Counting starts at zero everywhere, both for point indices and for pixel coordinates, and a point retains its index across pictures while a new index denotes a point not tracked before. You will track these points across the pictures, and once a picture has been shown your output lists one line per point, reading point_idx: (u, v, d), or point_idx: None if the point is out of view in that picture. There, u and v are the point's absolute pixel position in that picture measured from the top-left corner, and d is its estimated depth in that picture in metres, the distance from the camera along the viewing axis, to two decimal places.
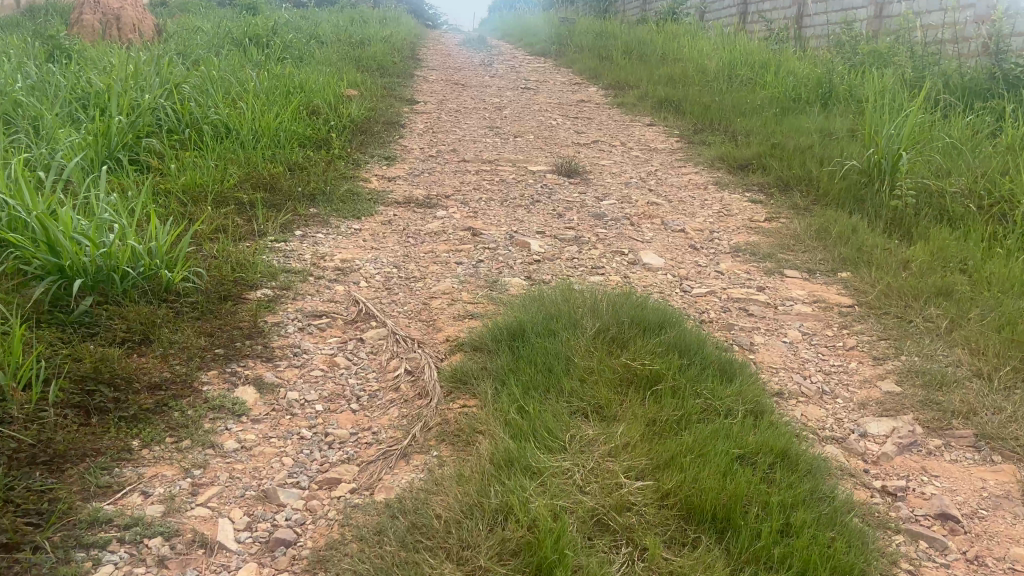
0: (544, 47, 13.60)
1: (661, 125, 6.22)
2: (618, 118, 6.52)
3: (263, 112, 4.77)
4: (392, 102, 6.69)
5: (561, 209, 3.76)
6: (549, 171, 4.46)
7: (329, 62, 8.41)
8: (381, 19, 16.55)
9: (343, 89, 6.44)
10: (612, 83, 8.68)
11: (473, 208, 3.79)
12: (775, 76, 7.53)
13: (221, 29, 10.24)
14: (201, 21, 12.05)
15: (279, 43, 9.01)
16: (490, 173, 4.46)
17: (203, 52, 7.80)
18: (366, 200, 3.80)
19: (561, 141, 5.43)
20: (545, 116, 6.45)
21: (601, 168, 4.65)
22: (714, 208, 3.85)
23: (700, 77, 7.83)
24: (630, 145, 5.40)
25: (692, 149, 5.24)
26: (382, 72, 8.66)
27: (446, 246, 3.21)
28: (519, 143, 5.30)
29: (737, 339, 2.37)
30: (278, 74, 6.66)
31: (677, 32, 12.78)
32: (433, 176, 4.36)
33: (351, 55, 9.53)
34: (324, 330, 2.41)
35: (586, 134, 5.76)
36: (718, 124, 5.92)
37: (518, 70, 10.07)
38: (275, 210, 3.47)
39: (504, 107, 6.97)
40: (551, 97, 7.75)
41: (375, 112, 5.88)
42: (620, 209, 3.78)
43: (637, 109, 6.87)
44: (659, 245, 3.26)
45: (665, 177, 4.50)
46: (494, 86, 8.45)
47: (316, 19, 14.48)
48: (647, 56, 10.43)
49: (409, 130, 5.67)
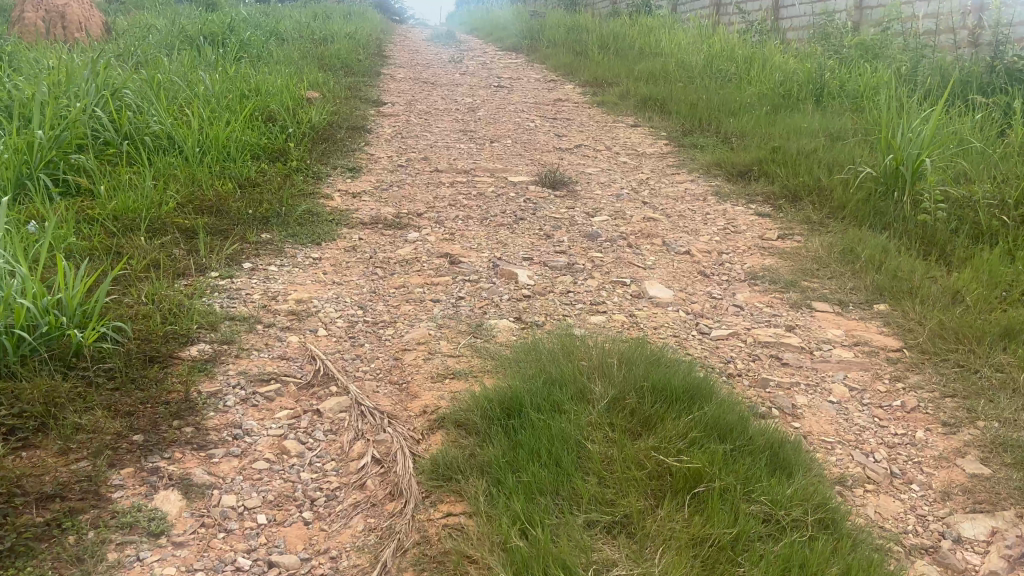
0: (515, 41, 13.13)
1: (646, 125, 5.82)
2: (600, 118, 6.10)
3: (212, 121, 4.28)
4: (357, 105, 6.21)
5: (548, 229, 3.34)
6: (532, 182, 4.03)
7: (288, 60, 7.89)
8: (345, 14, 15.96)
9: (303, 91, 5.94)
10: (589, 80, 8.26)
11: (449, 229, 3.36)
12: (761, 70, 7.16)
13: (176, 26, 9.67)
14: (155, 18, 11.44)
15: (235, 41, 8.46)
16: (466, 185, 4.02)
17: (152, 53, 7.26)
18: (328, 221, 3.34)
19: (541, 146, 5.00)
20: (521, 118, 6.03)
21: (588, 177, 4.23)
22: (719, 224, 3.44)
23: (683, 73, 7.44)
24: (617, 149, 4.99)
25: (684, 154, 4.84)
26: (345, 71, 8.15)
27: (419, 278, 2.77)
28: (496, 149, 4.87)
29: (775, 401, 1.96)
30: (232, 76, 6.14)
31: (652, 25, 12.38)
32: (403, 190, 3.92)
33: (314, 53, 9.02)
34: (273, 400, 1.96)
35: (568, 137, 5.34)
36: (708, 125, 5.52)
37: (490, 67, 9.63)
38: (221, 238, 3.00)
39: (476, 107, 6.52)
40: (526, 96, 7.31)
41: (338, 116, 5.41)
42: (615, 227, 3.37)
43: (619, 107, 6.46)
44: (665, 272, 2.84)
45: (660, 186, 4.09)
46: (465, 84, 7.99)
47: (277, 15, 13.88)
48: (624, 50, 10.03)
49: (376, 136, 5.21)
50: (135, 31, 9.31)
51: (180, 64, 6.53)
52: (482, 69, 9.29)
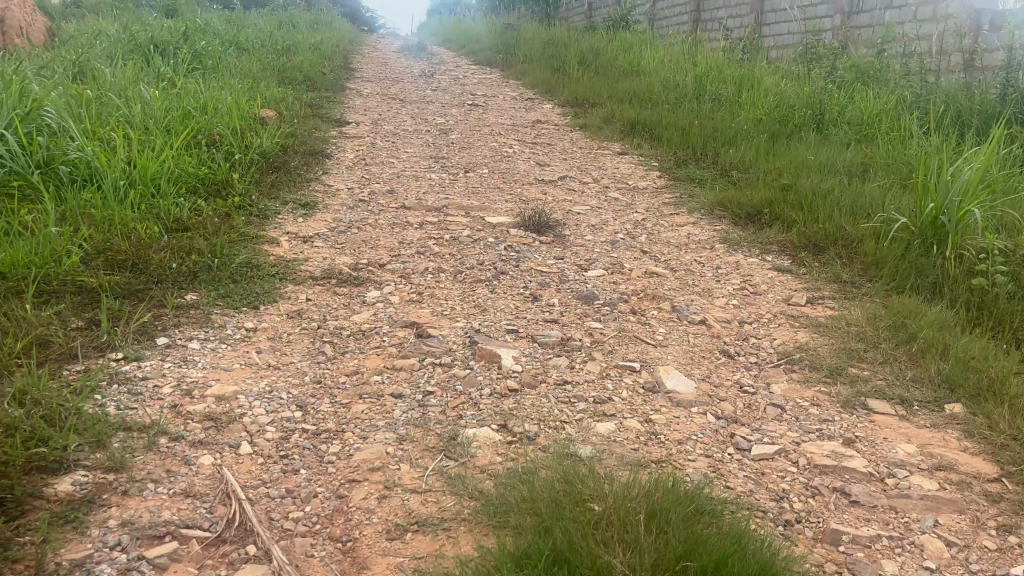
0: (489, 54, 12.65)
1: (634, 153, 5.34)
2: (583, 144, 5.61)
3: (143, 149, 3.70)
4: (317, 126, 5.66)
5: (535, 286, 2.81)
6: (513, 224, 3.51)
7: (245, 74, 7.30)
8: (311, 23, 15.38)
9: (256, 109, 5.37)
10: (568, 100, 7.78)
11: (417, 285, 2.82)
12: (753, 93, 6.75)
13: (127, 33, 9.07)
14: (108, 24, 10.82)
15: (189, 53, 7.87)
16: (437, 226, 3.49)
17: (95, 65, 6.67)
18: (270, 277, 2.79)
19: (521, 177, 4.49)
20: (498, 142, 5.52)
21: (576, 217, 3.73)
22: (735, 282, 2.94)
23: (669, 96, 6.98)
24: (605, 182, 4.49)
25: (680, 189, 4.35)
26: (307, 87, 7.59)
27: (378, 358, 2.22)
28: (471, 181, 4.34)
29: (858, 570, 1.44)
30: (178, 92, 5.56)
31: (632, 40, 11.98)
32: (363, 233, 3.38)
33: (275, 65, 8.47)
34: (167, 569, 1.40)
35: (551, 167, 4.82)
36: (703, 155, 5.05)
37: (463, 83, 9.14)
38: (133, 304, 2.42)
39: (449, 129, 6.00)
40: (502, 116, 6.80)
41: (296, 140, 4.87)
42: (614, 286, 2.85)
43: (603, 130, 5.99)
44: (680, 352, 2.33)
45: (659, 231, 3.59)
46: (436, 102, 7.47)
47: (240, 23, 13.28)
48: (603, 67, 9.61)
49: (336, 163, 4.67)
50: (81, 39, 8.67)
51: (121, 78, 5.92)
52: (455, 86, 8.78)
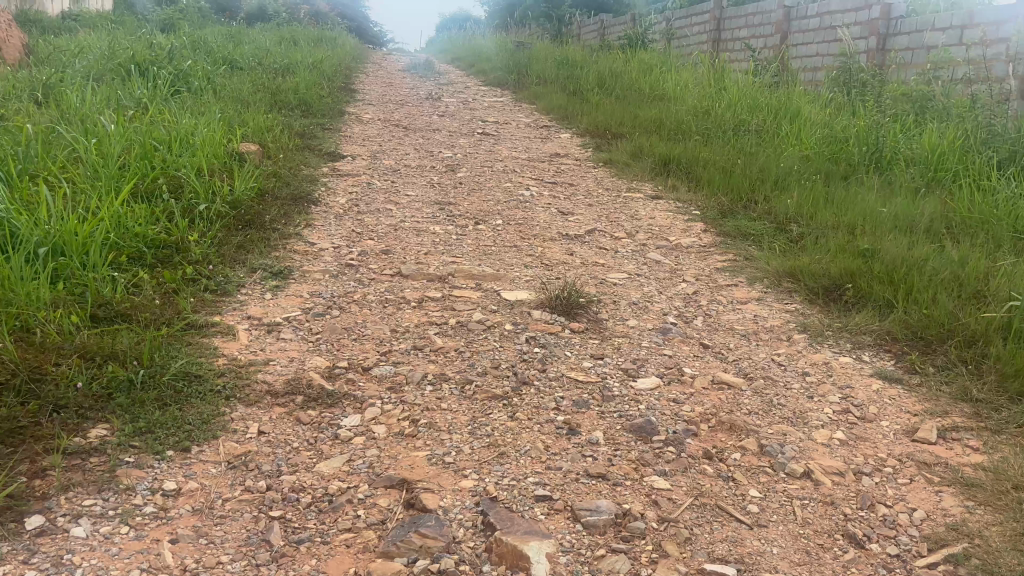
0: (500, 74, 11.99)
1: (669, 197, 4.64)
2: (610, 186, 4.90)
3: (80, 205, 3.00)
4: (305, 163, 4.97)
5: (568, 406, 2.10)
6: (535, 302, 2.81)
7: (233, 100, 6.65)
8: (315, 40, 14.78)
9: (235, 144, 4.69)
10: (588, 130, 7.09)
11: (411, 404, 2.11)
12: (794, 125, 6.08)
13: (112, 51, 8.46)
14: (97, 42, 10.22)
15: (173, 75, 7.22)
16: (440, 305, 2.79)
17: (65, 91, 6.03)
18: (213, 395, 2.08)
19: (541, 231, 3.79)
20: (512, 183, 4.84)
21: (612, 290, 3.02)
22: (832, 401, 2.22)
23: (700, 129, 6.31)
24: (641, 238, 3.77)
25: (731, 249, 3.63)
26: (301, 113, 6.93)
27: (346, 557, 1.50)
28: (482, 237, 3.64)
29: None
30: (148, 122, 4.88)
31: (650, 61, 11.31)
32: (347, 315, 2.67)
33: (267, 87, 7.83)
34: None
35: (575, 217, 4.12)
36: (752, 203, 4.35)
37: (472, 107, 8.48)
38: (4, 456, 1.71)
39: (456, 165, 5.32)
40: (517, 149, 6.12)
41: (278, 183, 4.19)
42: (673, 407, 2.14)
43: (630, 167, 5.30)
44: (789, 539, 1.60)
45: (717, 313, 2.87)
46: (443, 130, 6.78)
47: (237, 40, 12.67)
48: (623, 91, 8.96)
49: (324, 210, 3.99)
50: (60, 58, 8.04)
51: (87, 106, 5.25)
52: (463, 110, 8.10)
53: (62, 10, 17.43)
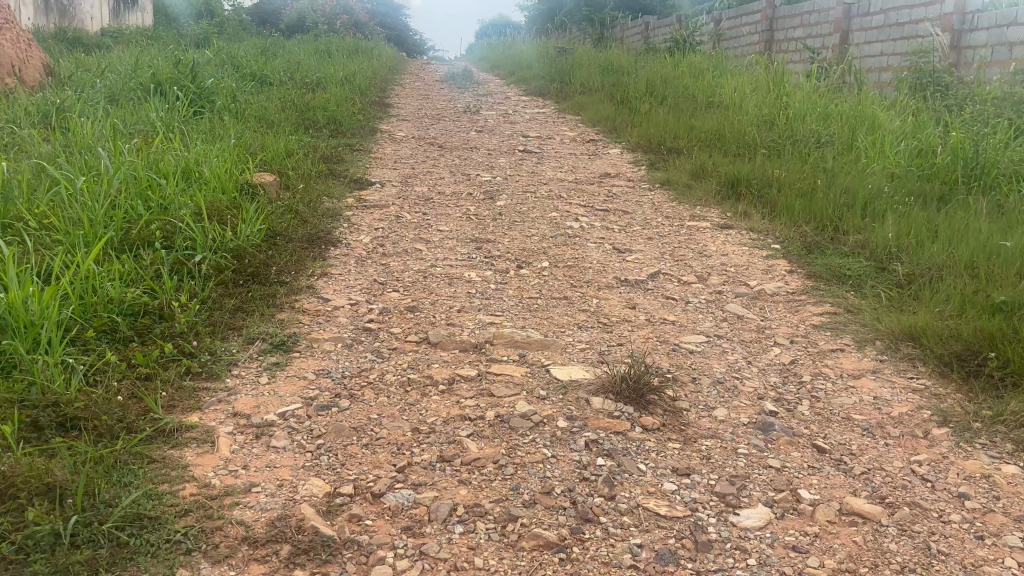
0: (542, 83, 11.43)
1: (739, 227, 4.04)
2: (671, 214, 4.29)
3: (44, 266, 2.50)
4: (328, 193, 4.46)
5: (649, 562, 1.53)
6: (595, 382, 2.22)
7: (257, 122, 6.19)
8: (351, 51, 14.36)
9: (249, 174, 4.19)
10: (640, 144, 6.50)
11: (436, 555, 1.55)
12: (872, 135, 5.43)
13: (136, 70, 8.10)
14: (126, 59, 9.91)
15: (195, 96, 6.79)
16: (474, 387, 2.23)
17: (77, 116, 5.63)
18: (168, 549, 1.52)
19: (595, 276, 3.22)
20: (558, 212, 4.27)
21: (689, 361, 2.43)
22: (1013, 546, 1.61)
23: (768, 145, 5.70)
24: (715, 284, 3.17)
25: (827, 299, 3.01)
26: (329, 132, 6.46)
27: None
28: (526, 286, 3.07)
29: None
30: (156, 152, 4.42)
31: (701, 65, 10.65)
32: (358, 406, 2.13)
33: (295, 104, 7.38)
34: None
35: (635, 255, 3.53)
36: (842, 235, 3.73)
37: (512, 120, 7.94)
38: None
39: (495, 190, 4.77)
40: (562, 168, 5.55)
41: (294, 220, 3.69)
42: (795, 561, 1.55)
43: (691, 189, 4.70)
44: None
45: (826, 394, 2.27)
46: (481, 149, 6.24)
47: (272, 54, 12.29)
48: (674, 99, 8.35)
49: (344, 252, 3.48)
50: (82, 79, 7.68)
51: (94, 135, 4.82)
52: (503, 124, 7.55)
53: (101, 27, 17.31)
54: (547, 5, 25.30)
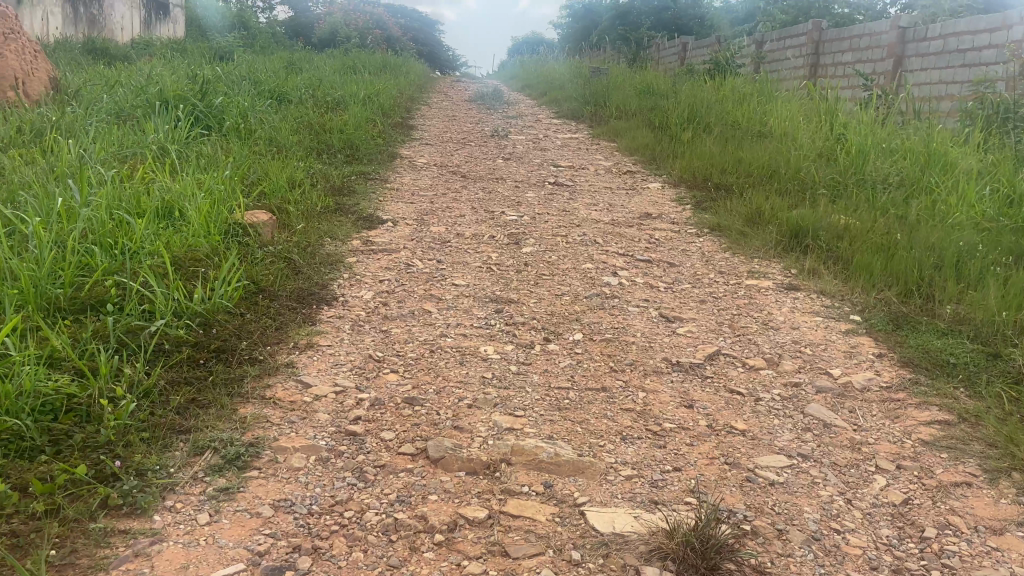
0: (576, 106, 10.88)
1: (808, 289, 3.43)
2: (725, 269, 3.70)
3: None
4: (330, 233, 3.91)
5: None
6: (647, 539, 1.63)
7: (266, 148, 5.69)
8: (379, 67, 13.93)
9: (239, 212, 3.66)
10: (683, 178, 5.91)
11: None
12: (950, 176, 4.80)
13: (148, 85, 7.66)
14: (143, 72, 9.52)
15: (203, 115, 6.31)
16: (482, 538, 1.65)
17: (69, 136, 5.15)
18: None
19: (640, 356, 2.63)
20: (593, 264, 3.69)
21: (771, 501, 1.83)
22: None
23: (829, 187, 5.10)
24: (788, 374, 2.57)
25: (932, 400, 2.40)
26: (344, 159, 5.94)
27: None
28: (555, 370, 2.48)
29: None
30: (140, 182, 3.90)
31: (746, 90, 10.05)
32: (322, 568, 1.55)
33: (311, 125, 6.89)
34: None
35: (686, 326, 2.94)
36: (935, 306, 3.11)
37: (544, 146, 7.38)
38: None
39: (521, 233, 4.21)
40: (597, 205, 4.97)
41: (286, 271, 3.15)
42: None
43: (746, 238, 4.11)
44: None
45: (962, 563, 1.66)
46: (508, 180, 5.69)
47: (296, 69, 11.86)
48: (717, 127, 7.77)
49: (340, 313, 2.92)
50: (90, 94, 7.25)
51: (79, 158, 4.32)
52: (533, 151, 7.00)
53: (129, 38, 17.11)
54: (582, 23, 24.79)
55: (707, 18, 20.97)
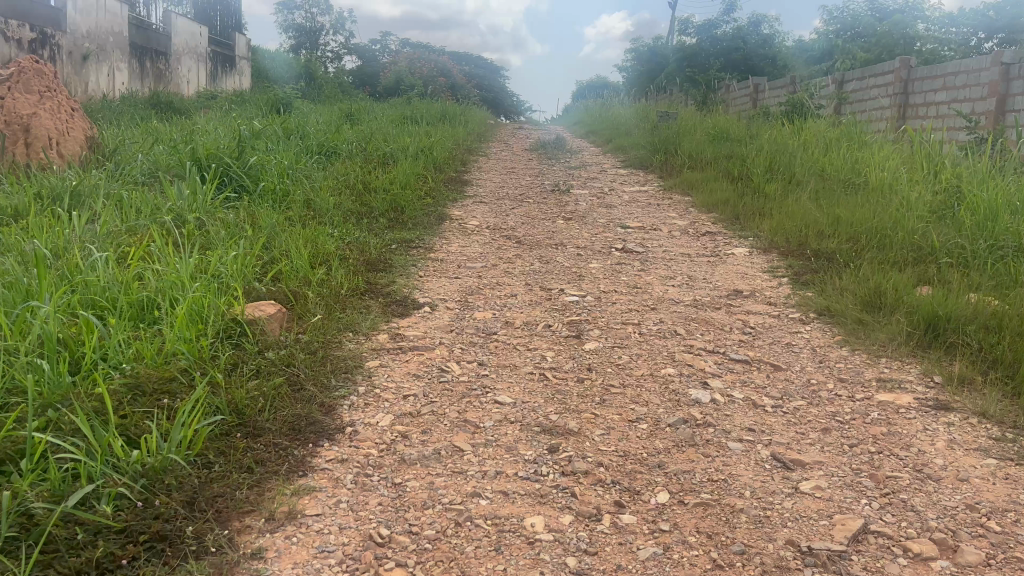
0: (644, 153, 10.14)
1: (964, 409, 2.59)
2: (846, 377, 2.88)
3: None
4: (351, 325, 3.24)
5: None
6: None
7: (300, 215, 5.11)
8: (438, 116, 13.46)
9: (239, 304, 3.03)
10: (773, 242, 5.09)
11: None
12: None
13: (188, 140, 7.22)
14: (193, 126, 9.16)
15: (237, 176, 5.78)
16: None
17: (83, 205, 4.65)
18: None
19: (754, 537, 1.85)
20: (675, 367, 2.92)
21: None
22: None
23: (954, 255, 4.22)
24: (977, 573, 1.75)
25: None
26: (385, 223, 5.33)
27: None
28: (632, 568, 1.72)
29: None
30: (133, 267, 3.31)
31: (831, 135, 9.17)
32: None
33: (355, 185, 6.32)
34: None
35: (812, 478, 2.14)
36: None
37: (611, 202, 6.65)
38: None
39: (584, 320, 3.46)
40: (675, 279, 4.20)
41: (282, 392, 2.47)
42: None
43: (865, 329, 3.29)
44: None
45: None
46: (570, 246, 4.98)
47: (351, 120, 11.43)
48: (805, 179, 6.94)
49: (343, 454, 2.22)
50: (126, 153, 6.82)
51: (76, 236, 3.76)
52: (598, 209, 6.28)
53: (194, 90, 17.12)
54: (647, 65, 24.17)
55: (779, 58, 20.07)
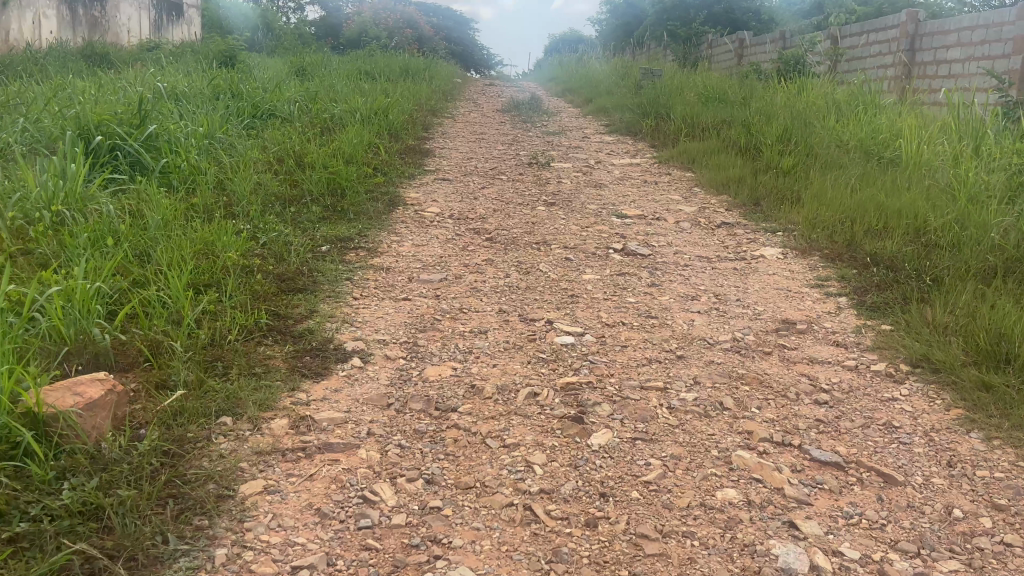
0: (629, 116, 9.02)
1: None
2: (1003, 501, 1.83)
3: None
4: (229, 409, 2.12)
5: None
6: None
7: (204, 202, 3.93)
8: (401, 71, 12.13)
9: (43, 381, 1.88)
10: (811, 241, 4.03)
11: None
12: None
13: (88, 99, 5.93)
14: (110, 82, 7.81)
15: (133, 150, 4.55)
16: None
17: None
18: None
19: None
20: (732, 485, 1.85)
21: None
22: None
23: None
24: None
25: None
26: (318, 213, 4.18)
27: None
28: None
29: None
30: None
31: (840, 96, 8.10)
32: None
33: (287, 159, 5.13)
34: None
35: None
36: None
37: (600, 180, 5.54)
38: None
39: (585, 380, 2.37)
40: (700, 300, 3.12)
41: None
42: None
43: (996, 397, 2.24)
44: None
45: None
46: (555, 245, 3.87)
47: (301, 76, 10.08)
48: (827, 150, 5.86)
49: None
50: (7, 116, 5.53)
51: None
52: (587, 190, 5.17)
53: (137, 41, 15.51)
54: (623, 19, 22.91)
55: (763, 11, 18.93)
